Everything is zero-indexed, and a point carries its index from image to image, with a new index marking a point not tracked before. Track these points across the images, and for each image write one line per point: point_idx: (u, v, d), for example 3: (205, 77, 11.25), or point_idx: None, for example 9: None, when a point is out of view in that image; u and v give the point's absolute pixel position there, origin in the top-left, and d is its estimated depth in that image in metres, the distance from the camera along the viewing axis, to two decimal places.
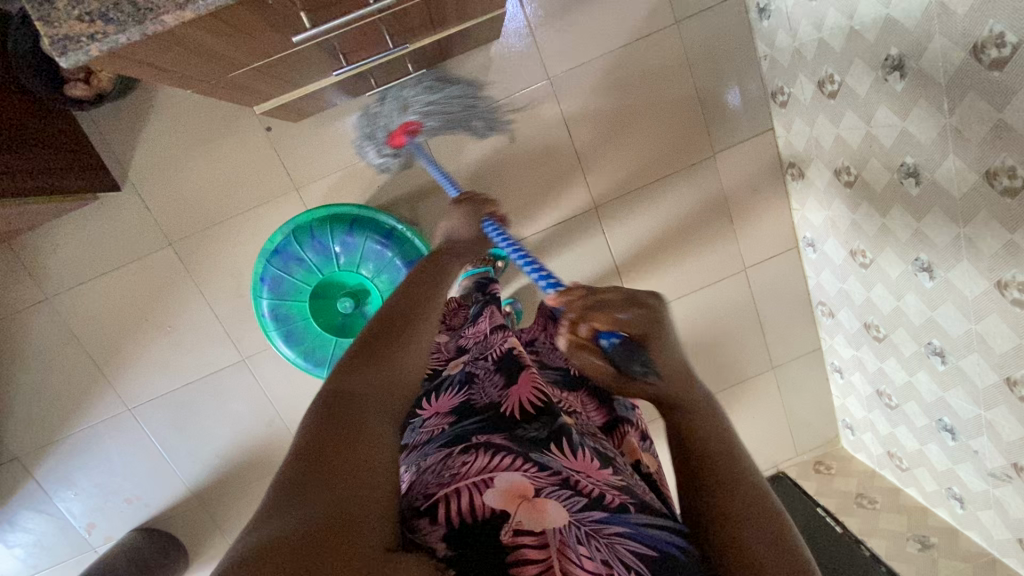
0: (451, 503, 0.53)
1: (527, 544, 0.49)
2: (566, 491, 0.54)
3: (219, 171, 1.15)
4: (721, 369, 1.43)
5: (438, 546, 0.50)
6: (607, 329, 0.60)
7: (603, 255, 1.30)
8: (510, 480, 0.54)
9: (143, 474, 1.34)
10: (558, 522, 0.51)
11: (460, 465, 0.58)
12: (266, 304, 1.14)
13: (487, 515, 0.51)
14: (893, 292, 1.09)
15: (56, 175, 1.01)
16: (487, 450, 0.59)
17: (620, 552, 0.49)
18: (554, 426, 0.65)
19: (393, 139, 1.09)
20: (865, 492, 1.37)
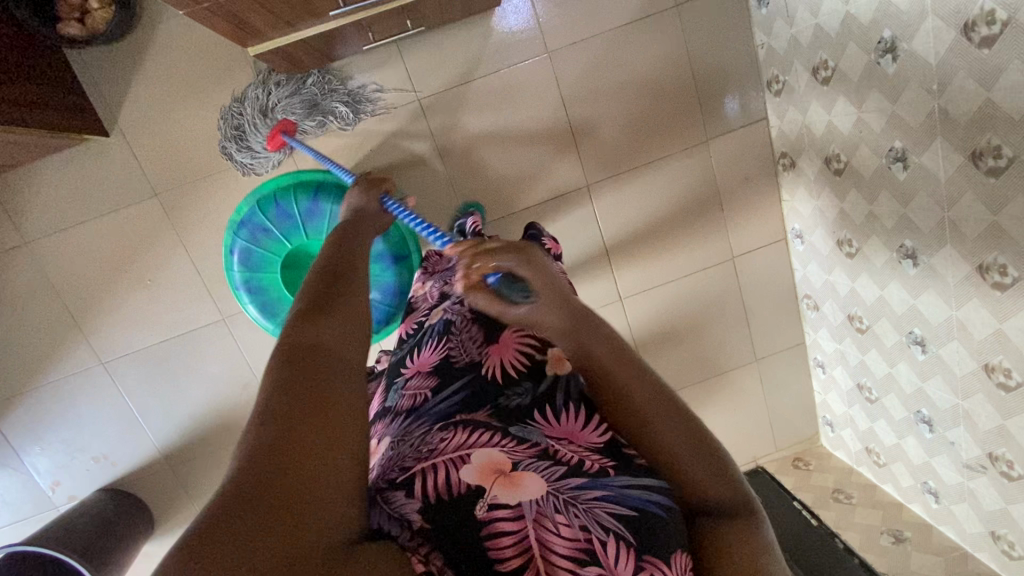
0: (428, 478, 0.53)
1: (503, 517, 0.49)
2: (544, 463, 0.55)
3: (210, 123, 1.14)
4: (705, 358, 1.42)
5: (414, 519, 0.50)
6: (492, 269, 0.56)
7: (592, 234, 1.29)
8: (487, 456, 0.55)
9: (113, 433, 1.31)
10: (535, 494, 0.51)
11: (438, 442, 0.57)
12: (239, 278, 1.15)
13: (462, 492, 0.51)
14: (877, 281, 1.09)
15: (43, 110, 1.00)
16: (466, 428, 0.59)
17: (599, 515, 0.50)
18: (536, 396, 0.69)
19: (268, 142, 1.09)
20: (842, 488, 1.37)
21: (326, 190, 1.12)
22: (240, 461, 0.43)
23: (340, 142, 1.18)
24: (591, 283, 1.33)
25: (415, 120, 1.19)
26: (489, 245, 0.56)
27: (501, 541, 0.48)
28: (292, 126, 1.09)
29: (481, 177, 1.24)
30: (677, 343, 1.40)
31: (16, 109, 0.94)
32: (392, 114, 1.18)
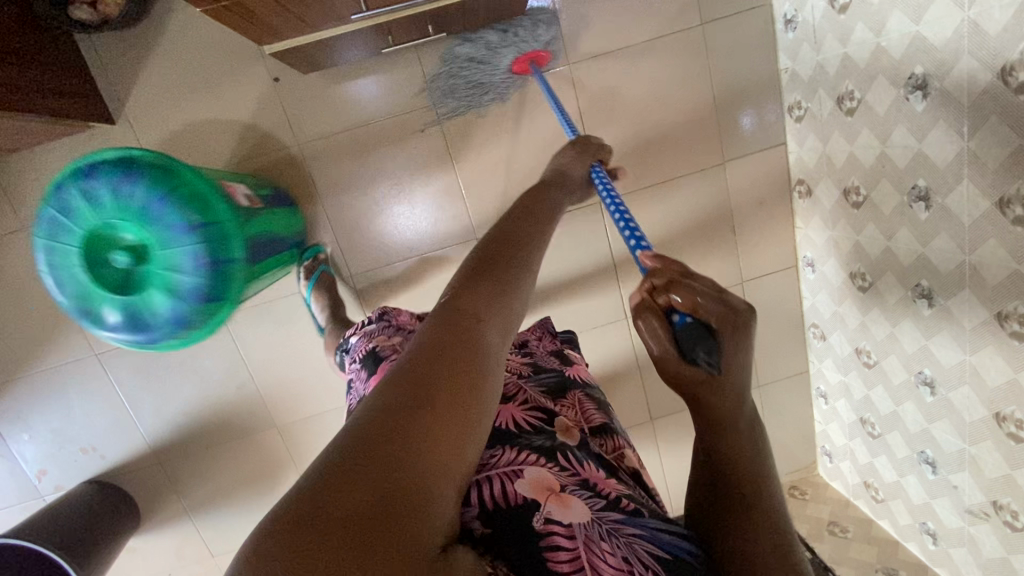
0: (484, 489, 0.55)
1: (559, 532, 0.51)
2: (586, 491, 0.56)
3: (219, 116, 1.12)
4: None
5: (475, 526, 0.53)
6: (685, 304, 0.49)
7: (601, 251, 1.27)
8: (538, 473, 0.57)
9: (103, 425, 1.28)
10: (582, 518, 0.52)
11: (488, 457, 0.60)
12: (60, 193, 0.84)
13: (518, 503, 0.53)
14: (888, 318, 1.07)
15: (50, 96, 0.97)
16: (513, 445, 0.61)
17: (639, 551, 0.51)
18: (560, 441, 0.64)
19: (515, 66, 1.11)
20: (838, 520, 1.35)
21: (213, 223, 0.86)
22: (385, 400, 0.43)
23: (351, 143, 1.16)
24: (596, 299, 1.31)
25: (429, 125, 1.16)
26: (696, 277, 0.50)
27: (557, 554, 0.50)
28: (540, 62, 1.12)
29: (492, 187, 1.22)
30: None
31: (22, 94, 0.91)
32: (406, 117, 1.16)
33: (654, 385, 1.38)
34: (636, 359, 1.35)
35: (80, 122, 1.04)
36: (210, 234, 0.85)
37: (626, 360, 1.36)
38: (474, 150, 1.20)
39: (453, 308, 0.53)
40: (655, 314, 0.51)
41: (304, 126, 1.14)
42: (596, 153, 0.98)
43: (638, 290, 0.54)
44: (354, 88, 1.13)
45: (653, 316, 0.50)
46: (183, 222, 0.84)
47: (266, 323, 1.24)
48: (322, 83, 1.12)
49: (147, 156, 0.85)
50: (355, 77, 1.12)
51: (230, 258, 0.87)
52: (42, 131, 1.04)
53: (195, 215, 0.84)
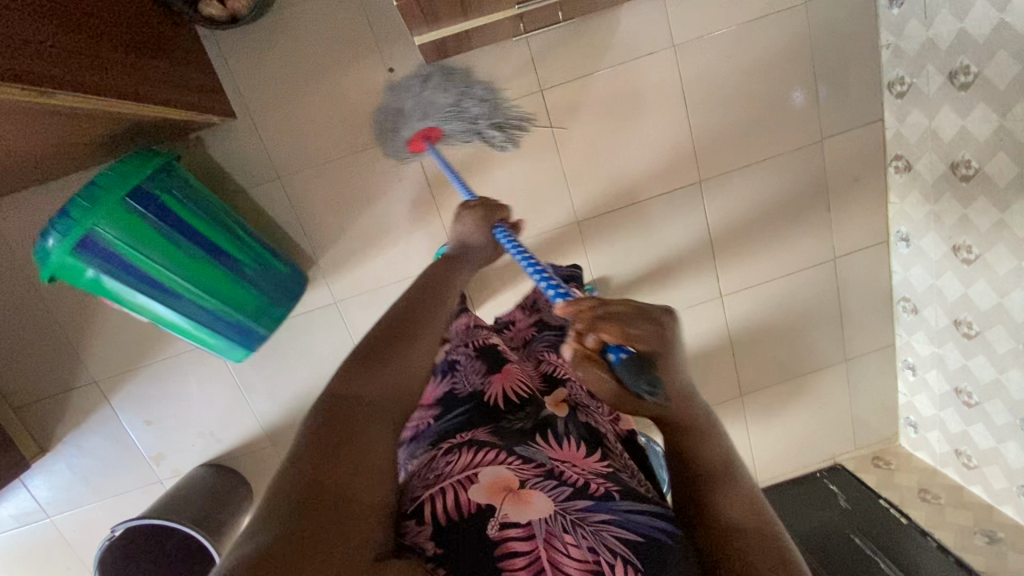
0: (439, 502, 0.62)
1: (514, 535, 0.57)
2: (550, 483, 0.63)
3: (336, 108, 1.15)
4: (795, 356, 1.45)
5: (428, 546, 0.58)
6: (616, 341, 0.66)
7: (700, 231, 1.32)
8: (493, 475, 0.64)
9: (219, 410, 1.34)
10: (542, 513, 0.59)
11: (444, 466, 0.67)
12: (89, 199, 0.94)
13: (474, 511, 0.60)
14: (996, 289, 1.10)
15: (186, 90, 1.01)
16: (471, 449, 0.68)
17: (605, 538, 0.58)
18: (540, 420, 0.75)
19: (412, 143, 1.14)
20: (928, 487, 1.38)
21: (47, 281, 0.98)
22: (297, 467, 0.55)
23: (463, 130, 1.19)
24: (692, 279, 1.36)
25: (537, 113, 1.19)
26: (614, 312, 0.66)
27: (512, 559, 0.56)
28: (435, 132, 1.13)
29: (596, 171, 1.25)
30: (770, 341, 1.42)
31: (148, 87, 0.92)
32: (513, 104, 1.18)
33: (741, 361, 1.43)
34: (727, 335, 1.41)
35: (206, 117, 1.05)
36: None
37: (718, 338, 1.41)
38: (581, 136, 1.23)
39: (338, 397, 0.64)
40: (595, 360, 0.67)
41: None
42: (499, 212, 1.08)
43: (569, 341, 0.69)
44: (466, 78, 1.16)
45: (593, 361, 0.67)
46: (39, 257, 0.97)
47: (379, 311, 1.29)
48: (437, 73, 1.15)
49: (47, 248, 0.92)
50: (468, 67, 1.15)
51: None
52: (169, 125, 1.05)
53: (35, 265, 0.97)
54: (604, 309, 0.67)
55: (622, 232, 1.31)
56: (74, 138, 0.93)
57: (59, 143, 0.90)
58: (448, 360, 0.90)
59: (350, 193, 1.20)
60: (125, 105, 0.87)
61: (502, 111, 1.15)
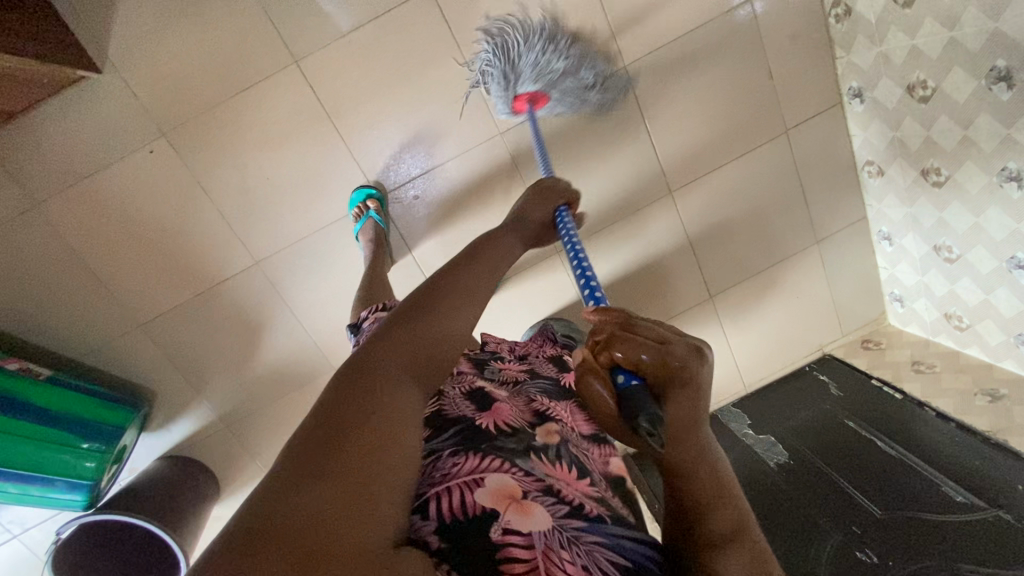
0: (443, 500, 0.51)
1: (516, 543, 0.48)
2: (549, 498, 0.54)
3: (210, 43, 1.04)
4: (762, 246, 1.35)
5: (431, 541, 0.49)
6: (629, 367, 0.54)
7: (637, 123, 1.21)
8: (500, 481, 0.53)
9: (164, 400, 1.27)
10: (543, 526, 0.50)
11: (450, 466, 0.55)
12: None
13: (476, 517, 0.50)
14: (959, 121, 0.99)
15: (26, 39, 0.90)
16: (479, 450, 0.57)
17: (598, 560, 0.49)
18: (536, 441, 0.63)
19: (520, 100, 1.10)
20: (921, 359, 1.30)
21: None
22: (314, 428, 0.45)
23: (355, 48, 1.08)
24: (638, 180, 1.26)
25: (433, 16, 1.08)
26: (636, 327, 0.56)
27: (512, 568, 0.47)
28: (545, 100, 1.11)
29: None
30: (733, 234, 1.33)
31: None
32: (404, 8, 1.07)
33: (706, 261, 1.34)
34: (687, 234, 1.31)
35: (43, 62, 0.91)
36: None
37: (677, 240, 1.31)
38: None
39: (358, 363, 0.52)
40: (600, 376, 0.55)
41: (301, 39, 1.06)
42: (562, 195, 0.98)
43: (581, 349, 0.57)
44: None
45: (599, 374, 0.55)
46: None
47: (309, 265, 1.21)
48: None
49: None
50: None
51: None
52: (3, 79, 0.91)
53: None
54: (631, 328, 0.56)
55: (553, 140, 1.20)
56: None
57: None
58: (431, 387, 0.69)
59: (248, 141, 1.10)
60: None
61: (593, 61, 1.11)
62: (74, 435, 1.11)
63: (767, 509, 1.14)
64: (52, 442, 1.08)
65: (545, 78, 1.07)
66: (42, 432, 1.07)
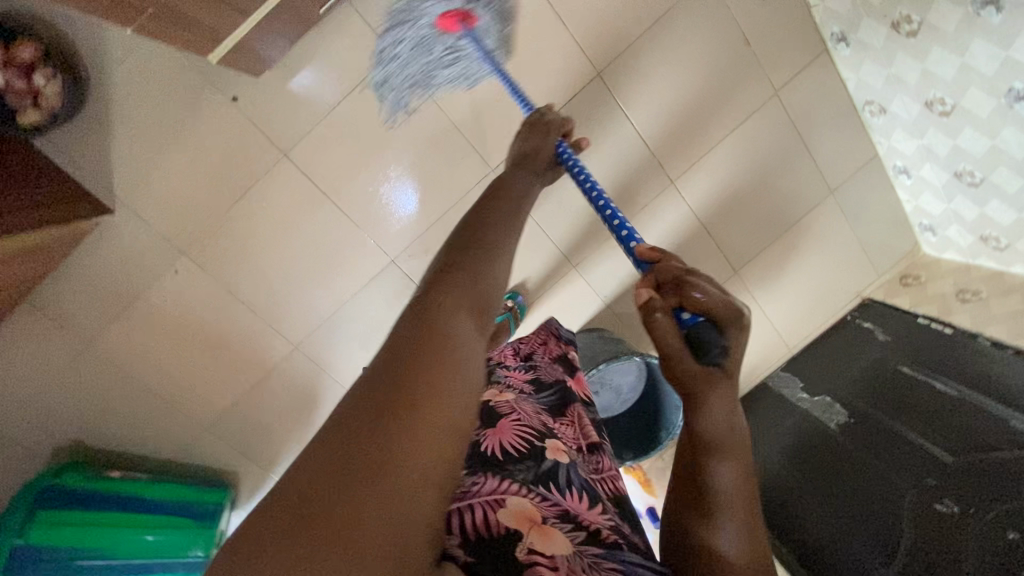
0: (466, 516, 0.53)
1: (540, 562, 0.48)
2: (568, 524, 0.54)
3: (203, 159, 1.08)
4: (777, 210, 1.33)
5: (458, 554, 0.48)
6: (695, 305, 0.55)
7: (624, 123, 1.20)
8: (519, 504, 0.55)
9: (246, 487, 1.36)
10: (563, 551, 0.50)
11: (471, 485, 0.58)
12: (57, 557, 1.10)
13: (499, 534, 0.51)
14: (955, 50, 0.96)
15: (40, 209, 0.95)
16: (495, 475, 0.59)
17: None
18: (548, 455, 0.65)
19: (441, 23, 1.00)
20: (966, 286, 1.26)
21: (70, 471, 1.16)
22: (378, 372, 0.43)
23: (337, 128, 1.11)
24: (637, 178, 1.25)
25: None
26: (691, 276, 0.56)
27: None
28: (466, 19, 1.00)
29: (489, 112, 1.15)
30: (744, 206, 1.31)
31: None
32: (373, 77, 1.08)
33: (722, 239, 1.33)
34: (698, 217, 1.30)
35: (62, 227, 0.96)
36: (57, 471, 1.15)
37: (689, 226, 1.31)
38: (457, 80, 1.12)
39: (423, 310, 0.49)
40: (663, 309, 0.54)
41: (284, 132, 1.09)
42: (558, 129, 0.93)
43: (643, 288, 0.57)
44: (313, 75, 1.07)
45: (665, 309, 0.54)
46: (53, 490, 1.13)
47: (342, 336, 1.26)
48: (282, 80, 1.06)
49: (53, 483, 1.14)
50: (316, 57, 1.06)
51: (59, 474, 1.15)
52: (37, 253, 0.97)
53: (55, 478, 1.14)
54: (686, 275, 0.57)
55: None
56: None
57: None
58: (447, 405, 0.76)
59: (261, 238, 1.15)
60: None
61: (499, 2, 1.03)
62: (196, 515, 1.24)
63: (834, 471, 1.16)
64: (180, 526, 1.21)
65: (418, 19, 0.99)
66: (171, 518, 1.21)
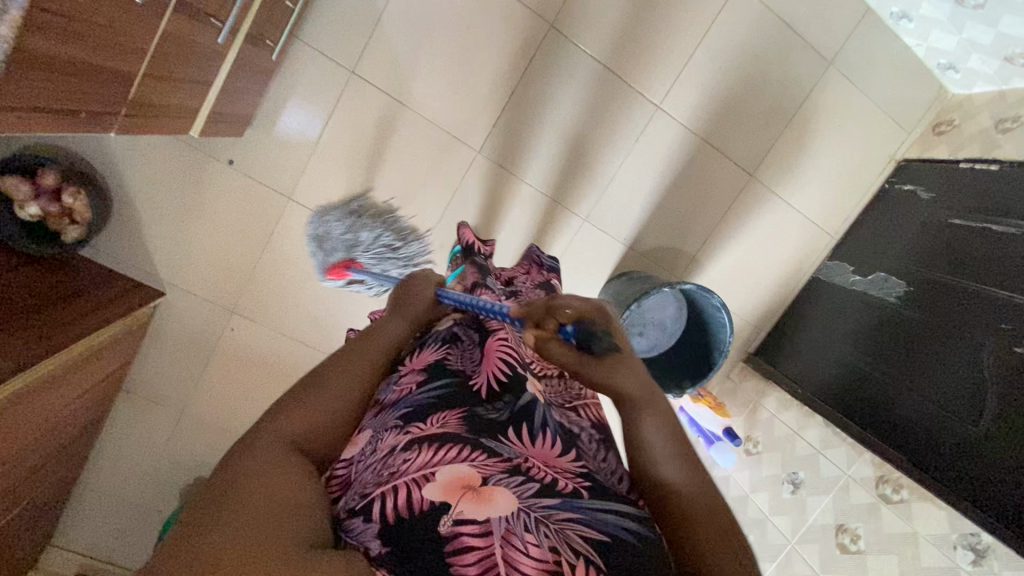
0: (388, 499, 0.44)
1: (468, 531, 0.41)
2: (516, 477, 0.47)
3: (222, 224, 1.17)
4: (776, 101, 1.27)
5: (372, 546, 0.41)
6: (571, 318, 0.57)
7: (591, 66, 1.18)
8: (454, 471, 0.46)
9: None
10: (504, 511, 0.43)
11: (402, 462, 0.48)
12: None
13: (425, 511, 0.42)
14: None
15: (106, 306, 1.08)
16: (434, 441, 0.49)
17: (570, 538, 0.42)
18: (523, 398, 0.58)
19: (335, 272, 1.06)
20: (1005, 114, 1.16)
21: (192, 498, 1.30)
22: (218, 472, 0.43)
23: (326, 159, 1.17)
24: (619, 114, 1.22)
25: (368, 94, 1.14)
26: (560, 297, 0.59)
27: (464, 557, 0.40)
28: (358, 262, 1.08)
29: (456, 101, 1.17)
30: (741, 107, 1.26)
31: (62, 334, 0.97)
32: (344, 103, 1.13)
33: (727, 147, 1.28)
34: (696, 132, 1.26)
35: (127, 317, 1.08)
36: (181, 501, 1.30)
37: (689, 145, 1.27)
38: (419, 78, 1.15)
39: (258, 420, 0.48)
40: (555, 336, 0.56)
41: (282, 179, 1.16)
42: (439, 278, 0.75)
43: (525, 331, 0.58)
44: (292, 117, 1.13)
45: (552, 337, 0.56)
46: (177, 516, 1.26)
47: None
48: (267, 132, 1.13)
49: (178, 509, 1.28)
50: (288, 100, 1.12)
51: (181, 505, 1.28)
52: (116, 345, 1.09)
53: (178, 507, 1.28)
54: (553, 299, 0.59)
55: (524, 128, 1.21)
56: (66, 408, 1.03)
57: (36, 427, 0.95)
58: (452, 328, 0.70)
59: (290, 279, 1.23)
60: (40, 366, 0.90)
61: (408, 245, 1.15)
62: None
63: (908, 345, 1.11)
64: None
65: (362, 241, 1.09)
66: None
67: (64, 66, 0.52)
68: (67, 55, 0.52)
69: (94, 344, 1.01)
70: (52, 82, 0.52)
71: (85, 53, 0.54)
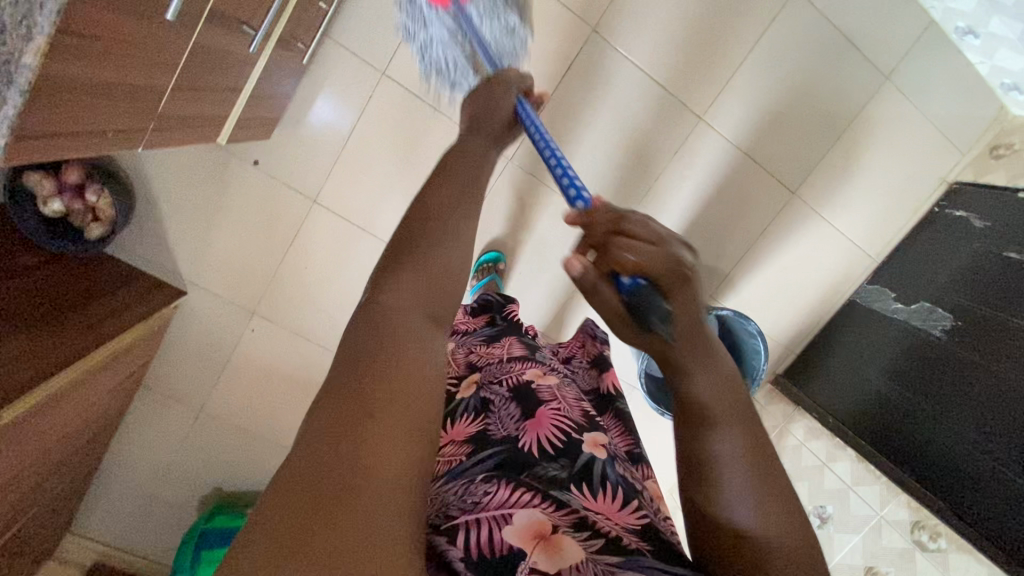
0: (469, 530, 0.41)
1: None
2: (585, 534, 0.44)
3: (245, 223, 1.15)
4: (827, 116, 1.20)
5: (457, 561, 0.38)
6: (630, 268, 0.44)
7: (633, 73, 1.12)
8: (531, 516, 0.44)
9: None
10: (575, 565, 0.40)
11: (483, 494, 0.46)
12: None
13: (504, 554, 0.40)
14: None
15: (129, 306, 1.06)
16: (508, 482, 0.47)
17: None
18: (579, 459, 0.54)
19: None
20: None
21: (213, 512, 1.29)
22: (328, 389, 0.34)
23: (354, 160, 1.13)
24: (659, 124, 1.17)
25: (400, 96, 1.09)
26: (632, 227, 0.45)
27: None
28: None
29: None
30: (788, 121, 1.20)
31: (88, 334, 0.96)
32: (375, 104, 1.09)
33: (771, 162, 1.22)
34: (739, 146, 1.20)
35: (152, 317, 1.07)
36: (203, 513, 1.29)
37: (731, 159, 1.21)
38: None
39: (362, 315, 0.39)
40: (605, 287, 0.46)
41: (308, 180, 1.13)
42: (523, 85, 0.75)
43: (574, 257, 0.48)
44: (320, 116, 1.09)
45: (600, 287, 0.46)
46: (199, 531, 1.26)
47: None
48: (295, 131, 1.10)
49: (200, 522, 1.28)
50: (317, 99, 1.08)
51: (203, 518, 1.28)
52: (139, 345, 1.09)
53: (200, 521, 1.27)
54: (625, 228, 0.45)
55: (558, 135, 1.16)
56: (89, 408, 1.02)
57: (61, 428, 0.95)
58: (478, 395, 0.65)
59: (313, 282, 1.20)
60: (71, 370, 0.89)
61: None
62: None
63: (954, 383, 1.05)
64: None
65: None
66: None
67: (93, 87, 0.49)
68: (96, 76, 0.49)
69: (119, 345, 1.00)
70: (81, 103, 0.49)
71: (115, 71, 0.51)
